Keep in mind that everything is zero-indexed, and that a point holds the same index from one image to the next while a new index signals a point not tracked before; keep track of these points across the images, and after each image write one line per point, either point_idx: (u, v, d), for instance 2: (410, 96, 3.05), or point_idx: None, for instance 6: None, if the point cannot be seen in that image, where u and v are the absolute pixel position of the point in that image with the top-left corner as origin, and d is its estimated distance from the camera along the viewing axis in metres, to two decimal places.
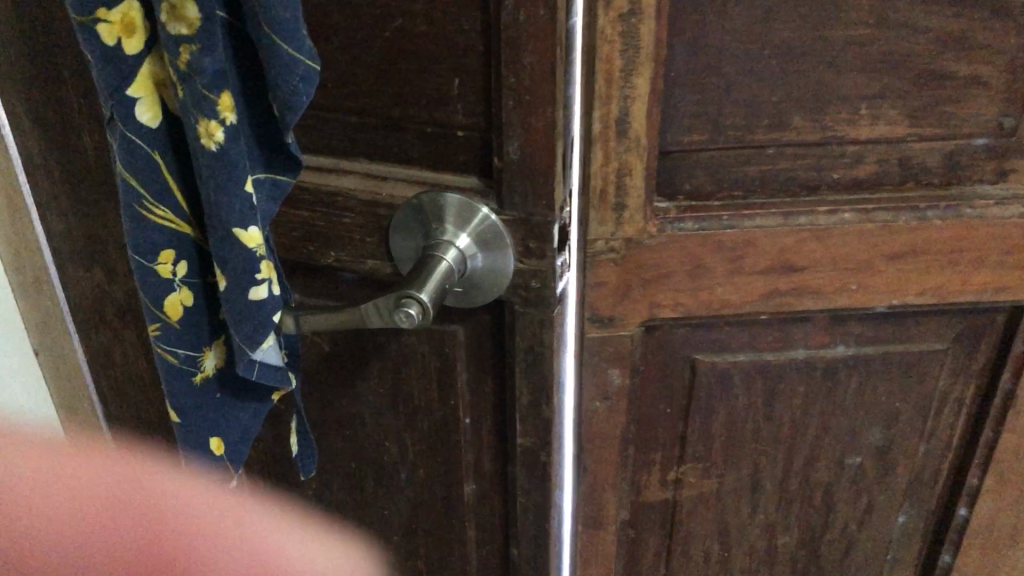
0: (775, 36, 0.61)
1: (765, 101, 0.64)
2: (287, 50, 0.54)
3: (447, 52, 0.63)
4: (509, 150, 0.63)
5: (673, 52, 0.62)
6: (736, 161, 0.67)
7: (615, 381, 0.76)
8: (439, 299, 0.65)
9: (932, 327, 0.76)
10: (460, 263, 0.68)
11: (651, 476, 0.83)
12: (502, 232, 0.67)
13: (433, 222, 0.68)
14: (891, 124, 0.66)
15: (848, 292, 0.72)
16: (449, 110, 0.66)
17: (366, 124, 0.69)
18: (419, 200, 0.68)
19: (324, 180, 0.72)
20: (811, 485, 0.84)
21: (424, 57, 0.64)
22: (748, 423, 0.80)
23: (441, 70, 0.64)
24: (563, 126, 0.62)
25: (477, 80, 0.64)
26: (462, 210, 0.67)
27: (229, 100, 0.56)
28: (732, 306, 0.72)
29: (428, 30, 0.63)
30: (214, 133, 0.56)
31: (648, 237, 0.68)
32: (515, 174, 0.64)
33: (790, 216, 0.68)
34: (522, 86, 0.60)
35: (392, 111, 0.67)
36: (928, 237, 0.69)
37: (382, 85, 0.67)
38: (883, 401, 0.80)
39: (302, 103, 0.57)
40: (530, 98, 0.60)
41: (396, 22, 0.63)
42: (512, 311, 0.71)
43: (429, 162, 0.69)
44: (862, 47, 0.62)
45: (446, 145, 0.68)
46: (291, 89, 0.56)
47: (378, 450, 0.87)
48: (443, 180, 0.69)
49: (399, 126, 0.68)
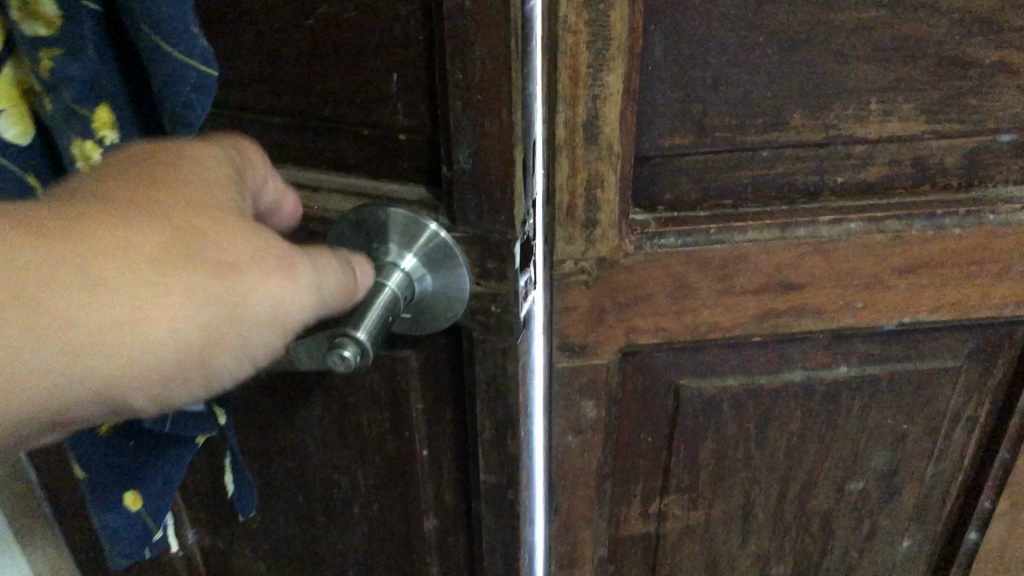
0: (772, 20, 0.51)
1: (759, 97, 0.54)
2: (173, 54, 0.43)
3: (380, 43, 0.51)
4: (458, 159, 0.52)
5: (651, 41, 0.52)
6: (725, 166, 0.57)
7: (589, 414, 0.66)
8: (383, 333, 0.52)
9: (946, 342, 0.67)
10: (407, 288, 0.55)
11: (631, 509, 0.74)
12: (454, 249, 0.55)
13: (372, 238, 0.56)
14: (905, 120, 0.56)
15: (854, 310, 0.63)
16: (387, 111, 0.54)
17: (292, 125, 0.57)
18: (355, 213, 0.56)
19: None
20: (808, 512, 0.76)
21: (357, 48, 0.52)
22: (739, 450, 0.71)
23: (373, 64, 0.52)
24: (522, 130, 0.51)
25: (418, 76, 0.52)
26: (406, 225, 0.55)
27: (105, 114, 0.46)
28: (722, 330, 0.63)
29: (358, 16, 0.51)
30: (91, 157, 0.46)
31: (624, 256, 0.58)
32: (468, 186, 0.53)
33: (787, 228, 0.59)
34: (469, 85, 0.49)
35: (320, 112, 0.56)
36: (944, 248, 0.60)
37: (305, 83, 0.54)
38: (889, 423, 0.71)
39: (199, 117, 0.46)
40: (481, 99, 0.50)
41: (322, 8, 0.51)
42: (473, 340, 0.59)
43: (365, 170, 0.58)
44: (874, 32, 0.52)
45: (386, 153, 0.56)
46: (183, 101, 0.45)
47: (327, 483, 0.78)
48: (384, 190, 0.57)
49: (330, 128, 0.57)
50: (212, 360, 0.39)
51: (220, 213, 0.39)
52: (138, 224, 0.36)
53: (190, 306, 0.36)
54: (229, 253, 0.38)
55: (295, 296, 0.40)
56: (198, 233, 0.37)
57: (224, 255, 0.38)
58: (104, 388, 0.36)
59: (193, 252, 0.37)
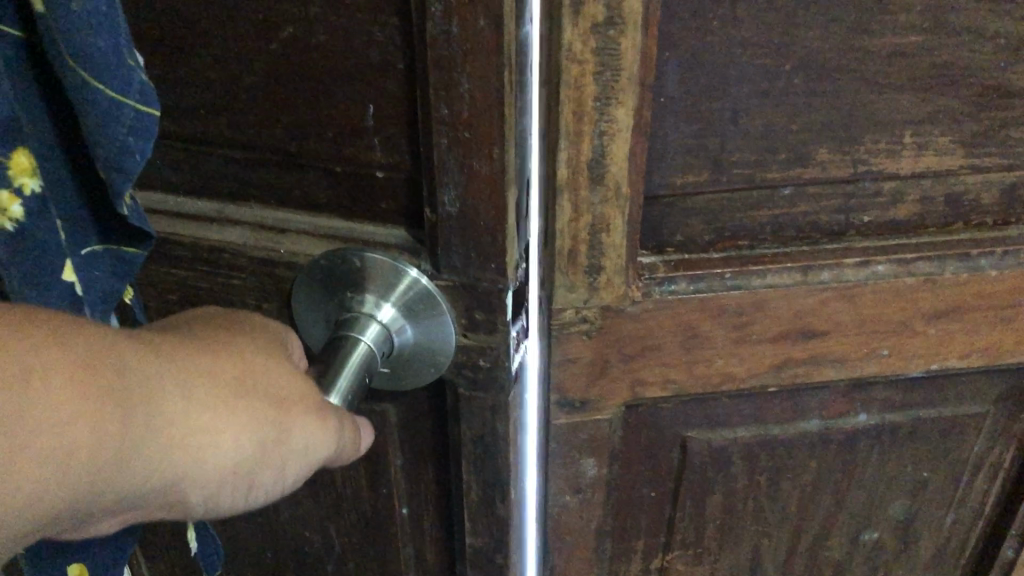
0: (800, 46, 0.46)
1: (782, 131, 0.49)
2: (105, 92, 0.37)
3: (351, 71, 0.44)
4: (443, 201, 0.46)
5: (664, 70, 0.46)
6: (743, 205, 0.52)
7: (589, 471, 0.60)
8: (355, 398, 0.47)
9: (973, 388, 0.62)
10: (385, 343, 0.51)
11: (631, 565, 0.69)
12: (439, 304, 0.50)
13: (347, 287, 0.51)
14: (941, 154, 0.51)
15: (879, 358, 0.57)
16: (361, 147, 0.47)
17: (253, 161, 0.50)
18: (330, 260, 0.50)
19: (201, 234, 0.52)
20: (819, 563, 0.71)
21: (327, 78, 0.45)
22: (749, 503, 0.66)
23: (345, 97, 0.45)
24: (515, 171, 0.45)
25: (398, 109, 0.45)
26: (384, 270, 0.49)
27: (25, 159, 0.39)
28: (735, 381, 0.57)
29: (327, 42, 0.43)
30: (10, 208, 0.39)
31: (630, 304, 0.52)
32: (455, 229, 0.47)
33: (810, 271, 0.53)
34: (456, 121, 0.43)
35: (283, 148, 0.48)
36: (978, 291, 0.55)
37: (265, 116, 0.47)
38: (909, 472, 0.66)
39: (139, 163, 0.39)
40: (469, 137, 0.43)
41: (283, 33, 0.44)
42: (460, 393, 0.54)
43: (339, 210, 0.50)
44: (911, 59, 0.47)
45: (361, 192, 0.49)
46: (117, 146, 0.38)
47: (298, 541, 0.71)
48: (360, 233, 0.50)
49: (295, 165, 0.49)
50: (257, 477, 0.37)
51: (267, 354, 0.40)
52: (212, 349, 0.37)
53: (258, 417, 0.36)
54: (286, 379, 0.39)
55: (331, 429, 0.40)
56: (255, 357, 0.39)
57: (275, 390, 0.38)
58: (170, 482, 0.34)
59: (258, 373, 0.38)
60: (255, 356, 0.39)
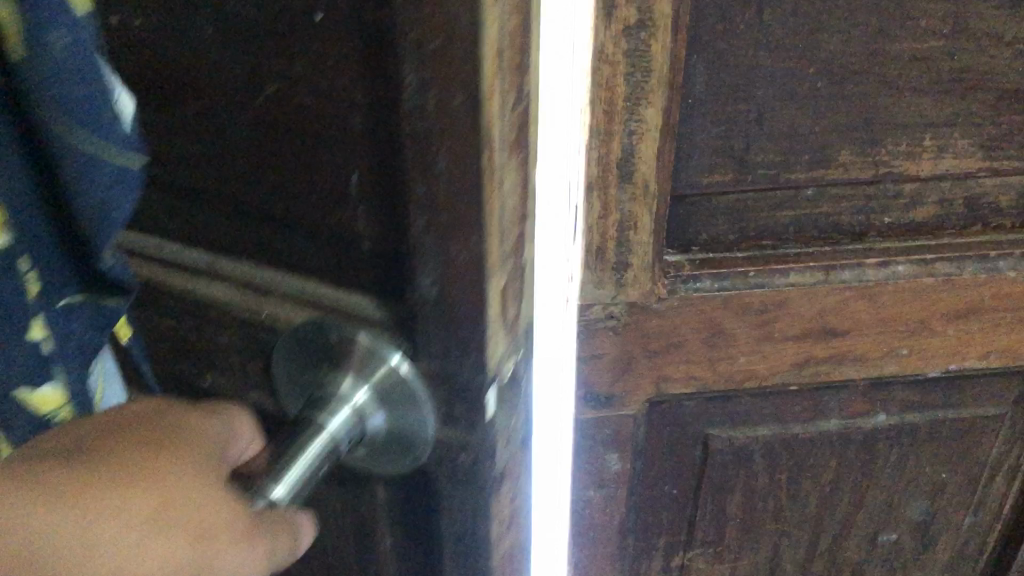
0: (824, 48, 0.47)
1: (806, 132, 0.50)
2: (68, 135, 0.26)
3: (307, 66, 0.27)
4: (421, 287, 0.30)
5: (692, 71, 0.48)
6: (767, 205, 0.53)
7: (613, 466, 0.61)
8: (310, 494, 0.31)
9: (991, 389, 0.63)
10: (353, 432, 0.33)
11: (653, 563, 0.69)
12: (419, 423, 0.33)
13: (320, 372, 0.34)
14: (960, 157, 0.52)
15: (898, 357, 0.58)
16: (325, 198, 0.30)
17: (200, 180, 0.32)
18: (294, 343, 0.34)
19: (158, 273, 0.36)
20: (838, 564, 0.72)
21: (279, 88, 0.28)
22: (769, 502, 0.67)
23: (294, 98, 0.28)
24: (507, 245, 0.29)
25: (359, 155, 0.28)
26: (360, 366, 0.32)
27: None
28: (758, 378, 0.58)
29: (273, 43, 0.27)
30: None
31: (657, 300, 0.54)
32: (433, 325, 0.31)
33: (832, 270, 0.54)
34: (433, 191, 0.27)
35: (232, 179, 0.32)
36: (997, 292, 0.56)
37: (198, 143, 0.32)
38: (927, 472, 0.67)
39: (125, 210, 0.28)
40: (447, 220, 0.28)
41: (216, 20, 0.28)
42: (438, 522, 0.37)
43: (313, 271, 0.32)
44: (931, 63, 0.48)
45: (335, 245, 0.31)
46: (98, 198, 0.27)
47: None
48: (340, 304, 0.32)
49: (248, 194, 0.32)
50: None
51: (134, 484, 0.26)
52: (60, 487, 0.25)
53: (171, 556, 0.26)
54: (206, 508, 0.27)
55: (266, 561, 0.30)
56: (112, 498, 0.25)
57: (191, 522, 0.27)
58: None
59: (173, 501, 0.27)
60: (171, 474, 0.27)
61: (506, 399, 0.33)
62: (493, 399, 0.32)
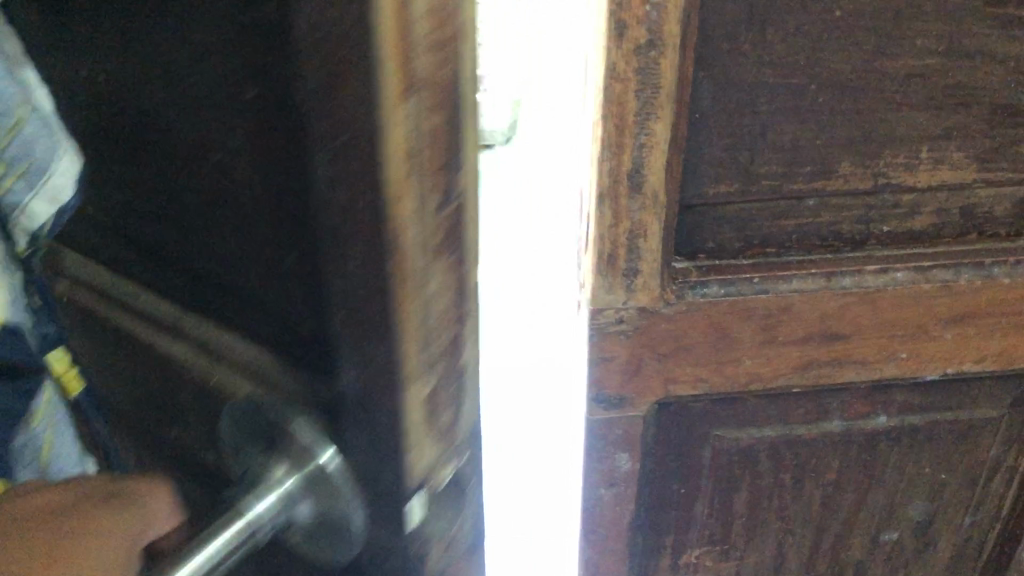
0: (824, 65, 0.50)
1: (807, 145, 0.53)
2: None
3: (261, 126, 0.23)
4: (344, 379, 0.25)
5: (699, 87, 0.50)
6: (771, 214, 0.56)
7: (623, 466, 0.63)
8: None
9: (988, 392, 0.65)
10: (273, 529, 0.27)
11: (661, 562, 0.72)
12: (348, 527, 0.27)
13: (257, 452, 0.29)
14: (956, 168, 0.55)
15: (898, 360, 0.61)
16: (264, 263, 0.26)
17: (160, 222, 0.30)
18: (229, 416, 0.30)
19: (122, 318, 0.34)
20: (841, 562, 0.74)
21: (220, 135, 0.25)
22: (774, 500, 0.69)
23: (234, 166, 0.25)
24: (434, 349, 0.24)
25: (290, 222, 0.24)
26: (293, 460, 0.27)
27: None
28: (763, 381, 0.61)
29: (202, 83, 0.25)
30: None
31: (666, 306, 0.56)
32: (353, 426, 0.26)
33: (833, 277, 0.56)
34: (349, 273, 0.23)
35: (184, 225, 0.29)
36: (993, 298, 0.58)
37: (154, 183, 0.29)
38: (928, 473, 0.69)
39: None
40: (364, 313, 0.23)
41: (165, 55, 0.25)
42: None
43: (259, 340, 0.29)
44: (926, 80, 0.51)
45: (269, 312, 0.28)
46: None
47: None
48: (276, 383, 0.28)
49: (201, 243, 0.29)
50: None
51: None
52: None
53: None
54: None
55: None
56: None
57: None
58: None
59: None
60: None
61: (443, 505, 0.27)
62: (419, 508, 0.26)
